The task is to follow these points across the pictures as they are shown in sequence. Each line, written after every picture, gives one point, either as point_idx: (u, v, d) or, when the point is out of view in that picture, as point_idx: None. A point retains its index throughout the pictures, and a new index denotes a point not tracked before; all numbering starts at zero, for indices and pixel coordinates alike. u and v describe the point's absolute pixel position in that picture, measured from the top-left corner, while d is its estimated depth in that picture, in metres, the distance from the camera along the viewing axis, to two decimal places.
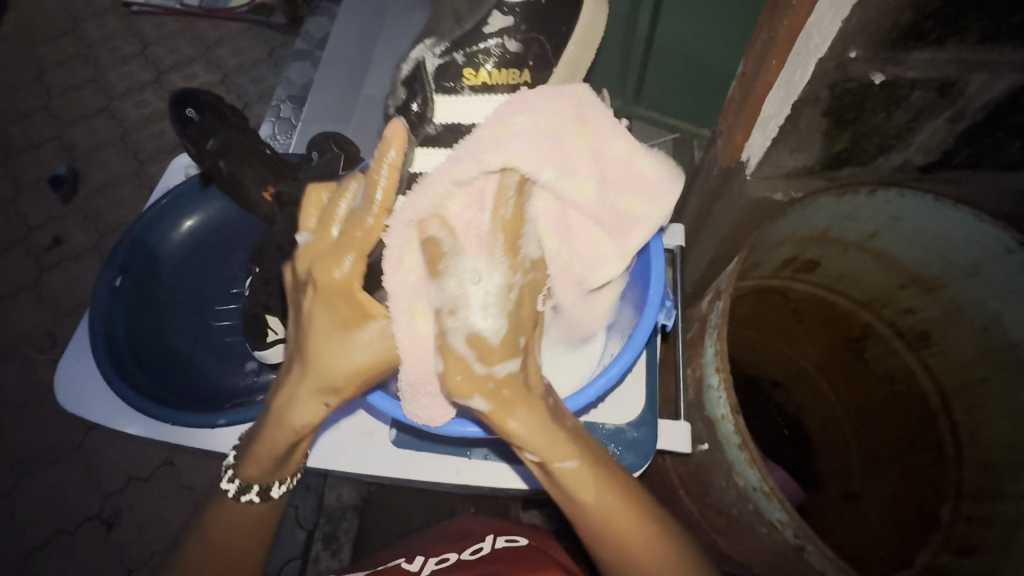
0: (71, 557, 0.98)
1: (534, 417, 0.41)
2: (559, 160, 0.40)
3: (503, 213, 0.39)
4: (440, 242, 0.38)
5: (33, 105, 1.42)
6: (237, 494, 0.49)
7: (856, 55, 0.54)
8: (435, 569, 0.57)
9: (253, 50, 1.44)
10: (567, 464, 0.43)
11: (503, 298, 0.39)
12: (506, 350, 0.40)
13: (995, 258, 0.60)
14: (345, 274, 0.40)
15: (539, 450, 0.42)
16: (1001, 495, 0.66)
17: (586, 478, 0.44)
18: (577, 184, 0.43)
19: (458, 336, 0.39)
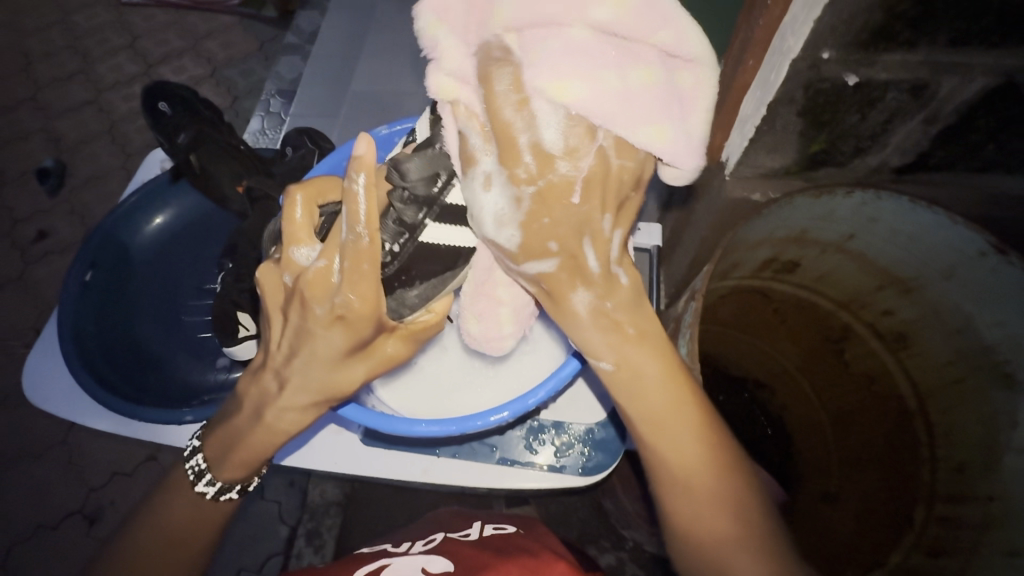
0: (51, 552, 0.97)
1: (594, 314, 0.45)
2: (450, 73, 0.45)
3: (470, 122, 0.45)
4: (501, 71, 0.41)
5: (20, 97, 1.40)
6: (217, 495, 0.53)
7: (828, 55, 0.55)
8: (423, 549, 0.58)
9: (243, 44, 1.43)
10: (601, 364, 0.46)
11: (515, 202, 0.44)
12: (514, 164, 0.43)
13: (969, 261, 0.60)
14: (361, 298, 0.43)
15: (586, 345, 0.46)
16: (972, 495, 0.65)
17: (645, 406, 0.46)
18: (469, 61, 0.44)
19: (484, 212, 0.45)
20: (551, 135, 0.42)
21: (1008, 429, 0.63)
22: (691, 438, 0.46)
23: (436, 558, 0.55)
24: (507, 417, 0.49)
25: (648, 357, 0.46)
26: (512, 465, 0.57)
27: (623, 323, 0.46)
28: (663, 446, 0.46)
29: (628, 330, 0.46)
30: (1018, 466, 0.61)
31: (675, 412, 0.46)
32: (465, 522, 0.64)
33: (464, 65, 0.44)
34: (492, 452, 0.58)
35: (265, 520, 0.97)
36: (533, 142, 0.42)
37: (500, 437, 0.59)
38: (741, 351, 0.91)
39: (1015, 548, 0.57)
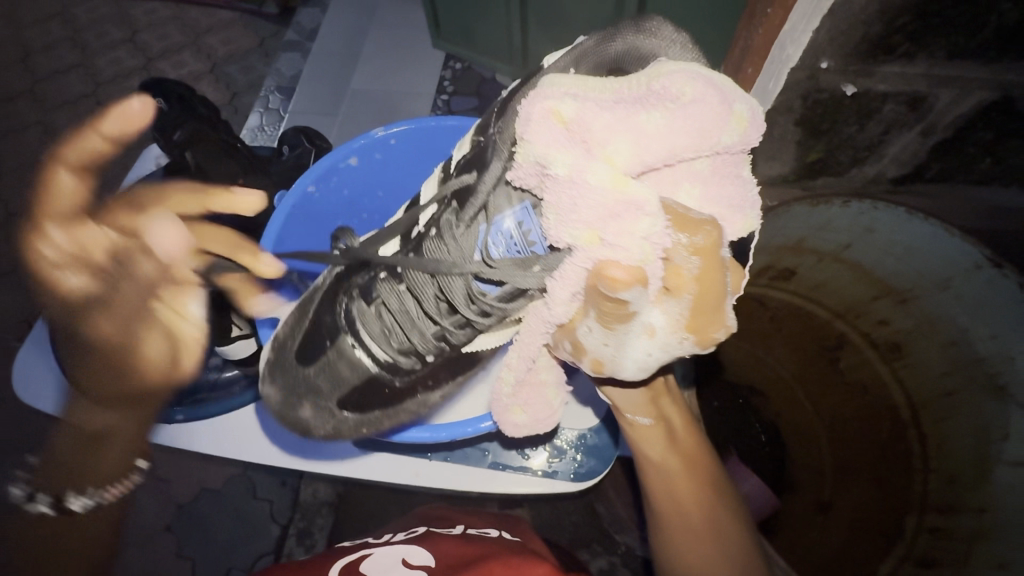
0: None
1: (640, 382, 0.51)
2: (578, 222, 0.37)
3: (618, 281, 0.36)
4: (674, 210, 0.37)
5: (18, 89, 1.39)
6: (87, 506, 0.56)
7: (827, 65, 0.56)
8: (405, 538, 0.58)
9: (243, 40, 1.42)
10: (639, 419, 0.50)
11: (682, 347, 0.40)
12: (718, 310, 0.38)
13: (965, 272, 0.61)
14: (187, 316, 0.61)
15: (621, 403, 0.50)
16: (962, 507, 0.67)
17: (661, 453, 0.51)
18: (605, 201, 0.36)
19: (635, 357, 0.40)
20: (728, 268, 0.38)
21: (1000, 440, 0.63)
22: (691, 483, 0.50)
23: (416, 547, 0.55)
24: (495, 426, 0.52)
25: (669, 411, 0.52)
26: (505, 470, 0.57)
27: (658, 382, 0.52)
28: (671, 485, 0.50)
29: (663, 400, 0.52)
30: (1008, 479, 0.62)
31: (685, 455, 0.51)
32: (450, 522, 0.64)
33: (597, 222, 0.36)
34: (485, 457, 0.57)
35: (257, 519, 0.96)
36: (720, 277, 0.37)
37: (492, 442, 0.58)
38: (734, 355, 0.88)
39: (1004, 561, 0.59)
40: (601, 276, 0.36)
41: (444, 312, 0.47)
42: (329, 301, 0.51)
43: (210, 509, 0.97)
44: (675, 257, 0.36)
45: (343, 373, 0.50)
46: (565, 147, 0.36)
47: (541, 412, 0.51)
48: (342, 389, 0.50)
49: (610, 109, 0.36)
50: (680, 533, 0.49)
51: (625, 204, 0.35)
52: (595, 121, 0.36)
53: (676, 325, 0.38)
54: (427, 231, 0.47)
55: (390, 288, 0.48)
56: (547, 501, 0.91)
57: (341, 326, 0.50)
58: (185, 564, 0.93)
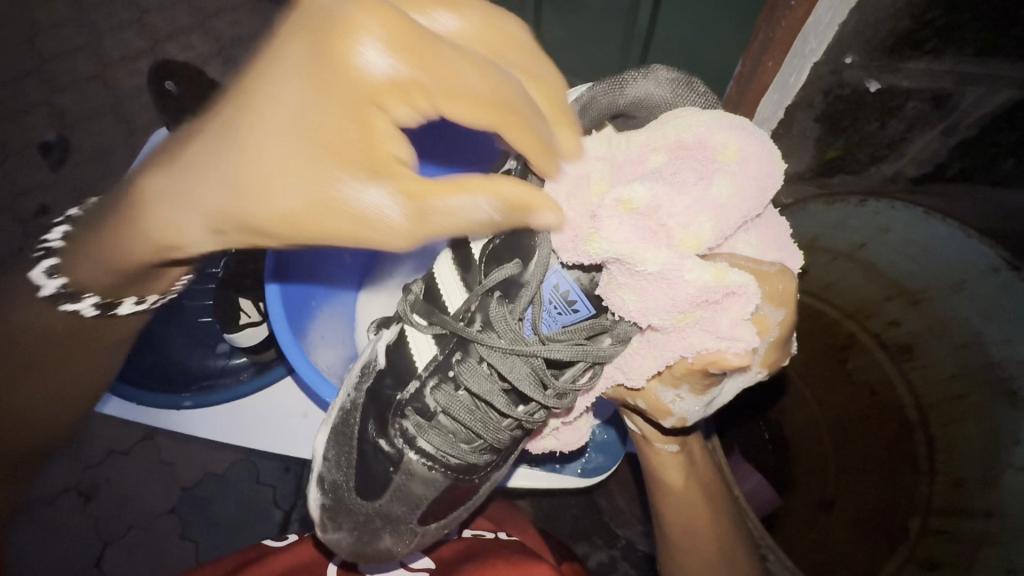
0: (47, 527, 0.96)
1: None
2: (665, 310, 0.38)
3: (722, 361, 0.39)
4: (748, 265, 0.38)
5: (22, 69, 1.33)
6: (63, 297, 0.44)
7: (852, 61, 0.57)
8: None
9: (251, 23, 1.40)
10: (668, 448, 0.54)
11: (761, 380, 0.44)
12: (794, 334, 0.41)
13: (979, 275, 0.60)
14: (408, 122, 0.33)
15: (652, 433, 0.53)
16: (966, 511, 0.67)
17: (683, 482, 0.54)
18: (693, 292, 0.37)
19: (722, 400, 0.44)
20: None
21: (1010, 445, 0.64)
22: (704, 511, 0.54)
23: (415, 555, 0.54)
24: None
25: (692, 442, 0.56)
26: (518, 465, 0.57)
27: None
28: (686, 509, 0.54)
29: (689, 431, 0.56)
30: (1017, 484, 0.62)
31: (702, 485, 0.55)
32: None
33: (685, 305, 0.38)
34: None
35: (259, 504, 0.97)
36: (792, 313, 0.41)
37: None
38: None
39: (1011, 567, 0.61)
40: (714, 363, 0.39)
41: (514, 404, 0.47)
42: (378, 422, 0.49)
43: (213, 492, 0.97)
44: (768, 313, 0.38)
45: (417, 492, 0.49)
46: (653, 244, 0.36)
47: (569, 436, 0.53)
48: (422, 508, 0.49)
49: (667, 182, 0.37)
50: (686, 552, 0.54)
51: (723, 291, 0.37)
52: (662, 197, 0.37)
53: (757, 368, 0.41)
54: (467, 328, 0.46)
55: (446, 394, 0.48)
56: (550, 493, 0.91)
57: (399, 450, 0.49)
58: (189, 546, 0.94)
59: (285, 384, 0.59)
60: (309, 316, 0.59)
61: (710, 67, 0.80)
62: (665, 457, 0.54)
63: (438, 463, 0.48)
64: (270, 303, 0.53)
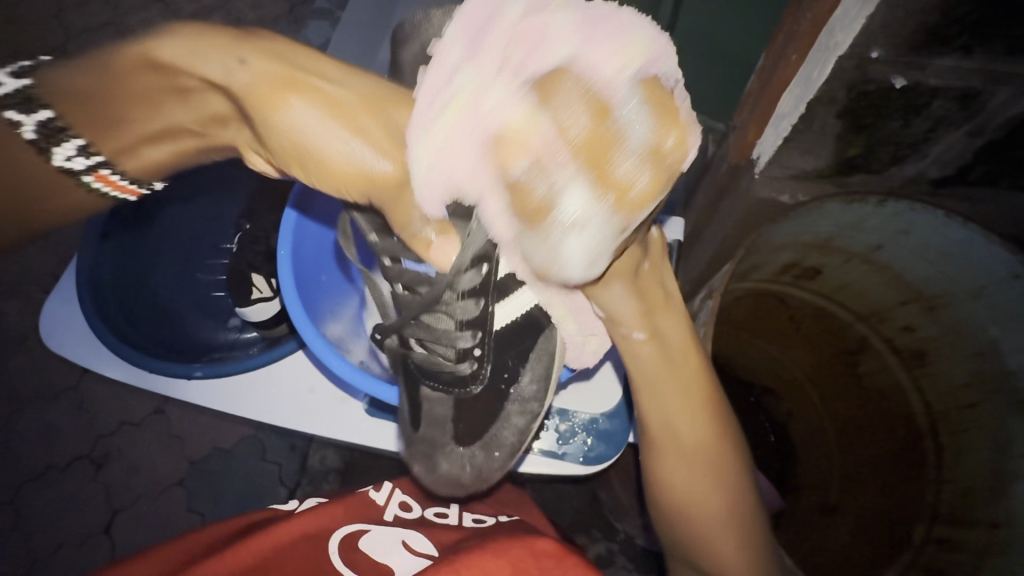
0: (61, 492, 0.99)
1: (642, 297, 0.51)
2: (456, 171, 0.40)
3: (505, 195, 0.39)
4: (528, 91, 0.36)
5: (50, 44, 1.34)
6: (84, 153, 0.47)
7: (878, 56, 0.54)
8: (399, 515, 0.56)
9: (272, 4, 1.37)
10: (635, 334, 0.52)
11: (599, 224, 0.38)
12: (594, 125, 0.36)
13: (1000, 282, 0.58)
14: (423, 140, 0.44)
15: (615, 315, 0.51)
16: (974, 522, 0.66)
17: (658, 370, 0.52)
18: (459, 135, 0.39)
19: (574, 251, 0.40)
20: (640, 131, 0.36)
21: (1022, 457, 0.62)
22: (683, 410, 0.52)
23: (416, 534, 0.53)
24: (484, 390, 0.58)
25: (674, 328, 0.52)
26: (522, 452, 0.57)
27: (653, 292, 0.51)
28: (655, 390, 0.52)
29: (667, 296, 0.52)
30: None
31: (685, 377, 0.51)
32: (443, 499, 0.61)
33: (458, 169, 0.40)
34: None
35: (265, 480, 0.98)
36: (595, 130, 0.36)
37: None
38: (748, 353, 0.87)
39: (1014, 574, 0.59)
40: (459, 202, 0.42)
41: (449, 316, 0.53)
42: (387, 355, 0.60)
43: (220, 466, 0.99)
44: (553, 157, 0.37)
45: (439, 412, 0.57)
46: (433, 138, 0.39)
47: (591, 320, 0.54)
48: (450, 428, 0.58)
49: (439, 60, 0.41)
50: (669, 453, 0.53)
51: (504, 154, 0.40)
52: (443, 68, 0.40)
53: (585, 201, 0.37)
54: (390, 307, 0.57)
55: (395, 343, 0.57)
56: (552, 483, 0.91)
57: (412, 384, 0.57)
58: (195, 517, 0.96)
59: (291, 361, 0.60)
60: (319, 292, 0.59)
61: (734, 60, 0.78)
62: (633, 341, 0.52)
63: (442, 387, 0.57)
64: (281, 246, 0.55)
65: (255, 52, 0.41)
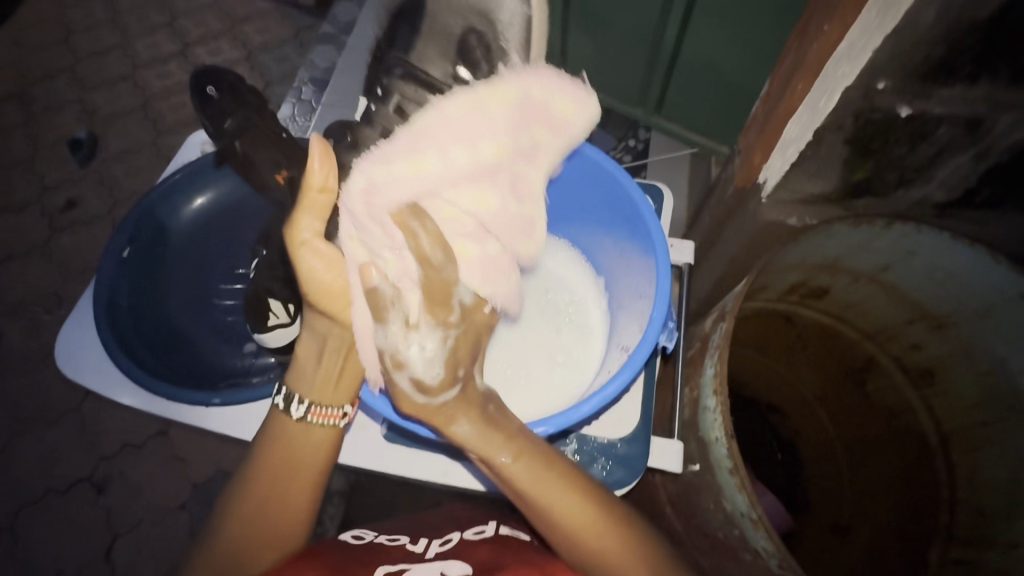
0: (61, 516, 0.98)
1: (478, 419, 0.47)
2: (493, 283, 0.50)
3: (421, 305, 0.45)
4: (434, 235, 0.45)
5: (59, 68, 1.35)
6: (282, 403, 0.51)
7: (884, 86, 0.57)
8: (440, 551, 0.52)
9: (279, 30, 1.38)
10: (502, 459, 0.47)
11: (426, 323, 0.46)
12: (449, 305, 0.46)
13: (1007, 302, 0.60)
14: (304, 233, 0.49)
15: (482, 446, 0.47)
16: (992, 542, 0.66)
17: (521, 478, 0.47)
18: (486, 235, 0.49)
19: (414, 353, 0.45)
20: (421, 366, 0.45)
21: None
22: (551, 516, 0.47)
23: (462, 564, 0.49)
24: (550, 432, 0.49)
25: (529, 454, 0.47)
26: None
27: (502, 419, 0.48)
28: (526, 460, 0.47)
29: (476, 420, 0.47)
30: None
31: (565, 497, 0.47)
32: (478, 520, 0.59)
33: (406, 277, 0.46)
34: None
35: None
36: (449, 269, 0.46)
37: None
38: (755, 371, 0.89)
39: None
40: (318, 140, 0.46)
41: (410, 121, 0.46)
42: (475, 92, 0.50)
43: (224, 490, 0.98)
44: (473, 204, 0.47)
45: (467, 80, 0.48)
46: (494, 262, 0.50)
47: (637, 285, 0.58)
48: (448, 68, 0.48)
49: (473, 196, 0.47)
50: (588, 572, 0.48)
51: (380, 228, 0.44)
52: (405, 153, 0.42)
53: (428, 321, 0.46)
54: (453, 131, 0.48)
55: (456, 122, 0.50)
56: None
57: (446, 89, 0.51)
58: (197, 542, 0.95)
59: None
60: None
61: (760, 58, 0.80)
62: (462, 437, 0.47)
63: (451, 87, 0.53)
64: None
65: (315, 257, 0.49)
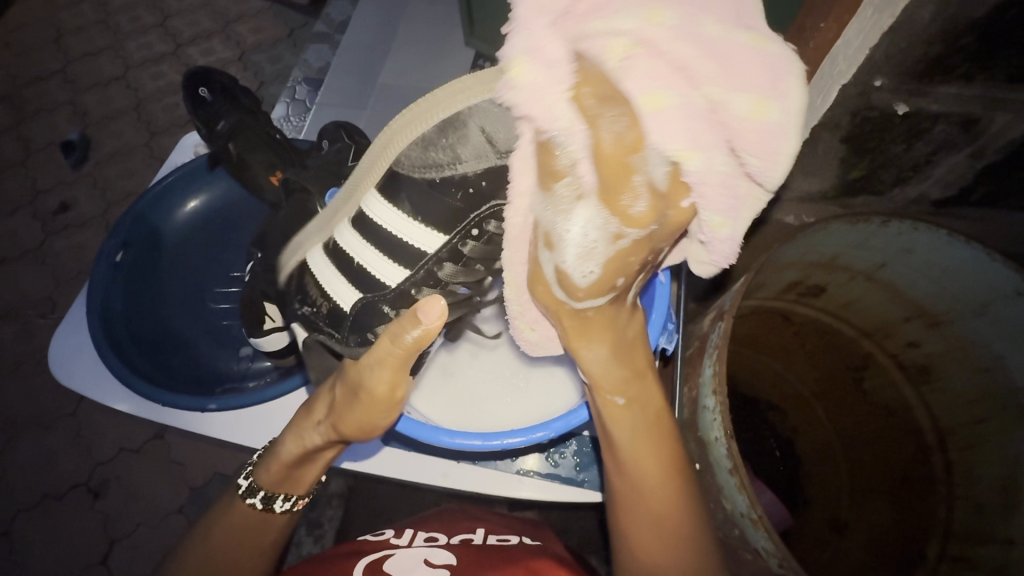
0: (58, 521, 0.97)
1: (611, 344, 0.44)
2: (701, 174, 0.37)
3: (602, 191, 0.37)
4: (603, 103, 0.36)
5: (50, 69, 1.34)
6: (247, 495, 0.47)
7: (881, 84, 0.56)
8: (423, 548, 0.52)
9: (272, 29, 1.37)
10: (616, 398, 0.45)
11: (611, 235, 0.38)
12: (626, 187, 0.37)
13: (1003, 299, 0.59)
14: (380, 389, 0.43)
15: (596, 377, 0.45)
16: (991, 538, 0.66)
17: (631, 420, 0.45)
18: (704, 117, 0.36)
19: (572, 239, 0.39)
20: (576, 263, 0.40)
21: None
22: (644, 454, 0.44)
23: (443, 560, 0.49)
24: (551, 436, 0.49)
25: (649, 394, 0.45)
26: (529, 476, 0.57)
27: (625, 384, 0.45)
28: (636, 408, 0.45)
29: (604, 371, 0.45)
30: None
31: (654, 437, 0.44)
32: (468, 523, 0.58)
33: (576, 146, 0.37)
34: (512, 463, 0.58)
35: None
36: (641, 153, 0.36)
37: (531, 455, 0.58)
38: (751, 369, 0.88)
39: None
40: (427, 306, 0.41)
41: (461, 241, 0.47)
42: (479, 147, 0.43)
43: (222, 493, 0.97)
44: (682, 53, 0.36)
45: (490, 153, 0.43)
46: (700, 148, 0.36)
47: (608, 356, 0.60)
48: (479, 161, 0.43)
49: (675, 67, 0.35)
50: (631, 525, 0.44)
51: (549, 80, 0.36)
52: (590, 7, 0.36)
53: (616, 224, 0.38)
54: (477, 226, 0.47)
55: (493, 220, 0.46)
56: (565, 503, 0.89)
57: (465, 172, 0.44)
58: None
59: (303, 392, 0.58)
60: None
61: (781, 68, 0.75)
62: (589, 360, 0.45)
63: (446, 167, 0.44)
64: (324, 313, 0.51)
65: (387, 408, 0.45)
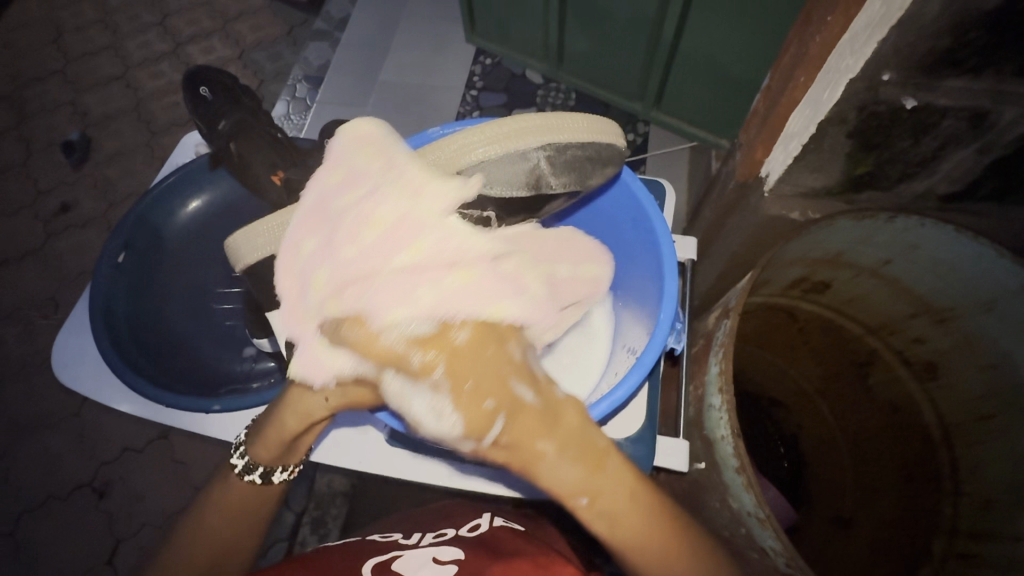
0: (62, 521, 0.97)
1: (557, 435, 0.38)
2: (445, 299, 0.41)
3: (406, 367, 0.40)
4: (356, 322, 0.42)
5: (50, 69, 1.34)
6: (245, 472, 0.50)
7: (889, 78, 0.55)
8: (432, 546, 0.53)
9: (272, 27, 1.36)
10: (581, 501, 0.38)
11: (433, 387, 0.39)
12: (405, 352, 0.40)
13: (1009, 296, 0.59)
14: None
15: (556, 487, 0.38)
16: (996, 535, 0.65)
17: (611, 510, 0.39)
18: (426, 268, 0.41)
19: (418, 413, 0.40)
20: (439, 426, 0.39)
21: None
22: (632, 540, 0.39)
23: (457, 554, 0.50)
24: None
25: (615, 479, 0.38)
26: None
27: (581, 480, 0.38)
28: (606, 506, 0.38)
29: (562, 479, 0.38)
30: None
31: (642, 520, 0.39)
32: (473, 514, 0.59)
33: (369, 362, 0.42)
34: None
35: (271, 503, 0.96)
36: (402, 328, 0.40)
37: None
38: (756, 367, 0.90)
39: None
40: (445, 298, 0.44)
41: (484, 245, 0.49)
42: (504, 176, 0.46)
43: None
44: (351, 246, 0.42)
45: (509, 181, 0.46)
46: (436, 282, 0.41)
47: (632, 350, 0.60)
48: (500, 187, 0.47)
49: (373, 265, 0.42)
50: None
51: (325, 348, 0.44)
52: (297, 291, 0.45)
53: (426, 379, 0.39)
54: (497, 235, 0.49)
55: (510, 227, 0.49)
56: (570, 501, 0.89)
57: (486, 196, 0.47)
58: None
59: None
60: None
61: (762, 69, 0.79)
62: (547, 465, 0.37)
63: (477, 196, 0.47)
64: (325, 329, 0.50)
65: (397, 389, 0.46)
